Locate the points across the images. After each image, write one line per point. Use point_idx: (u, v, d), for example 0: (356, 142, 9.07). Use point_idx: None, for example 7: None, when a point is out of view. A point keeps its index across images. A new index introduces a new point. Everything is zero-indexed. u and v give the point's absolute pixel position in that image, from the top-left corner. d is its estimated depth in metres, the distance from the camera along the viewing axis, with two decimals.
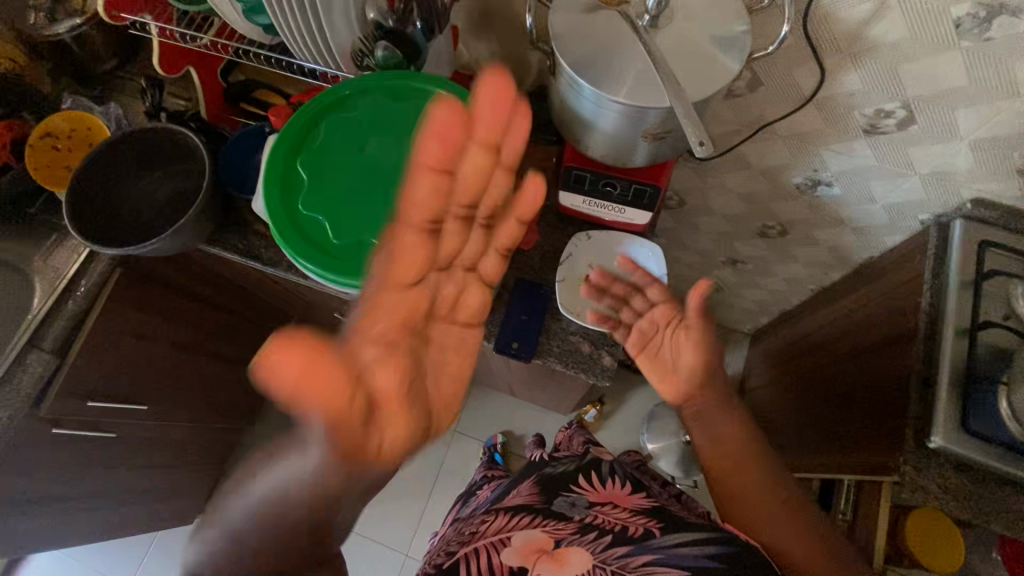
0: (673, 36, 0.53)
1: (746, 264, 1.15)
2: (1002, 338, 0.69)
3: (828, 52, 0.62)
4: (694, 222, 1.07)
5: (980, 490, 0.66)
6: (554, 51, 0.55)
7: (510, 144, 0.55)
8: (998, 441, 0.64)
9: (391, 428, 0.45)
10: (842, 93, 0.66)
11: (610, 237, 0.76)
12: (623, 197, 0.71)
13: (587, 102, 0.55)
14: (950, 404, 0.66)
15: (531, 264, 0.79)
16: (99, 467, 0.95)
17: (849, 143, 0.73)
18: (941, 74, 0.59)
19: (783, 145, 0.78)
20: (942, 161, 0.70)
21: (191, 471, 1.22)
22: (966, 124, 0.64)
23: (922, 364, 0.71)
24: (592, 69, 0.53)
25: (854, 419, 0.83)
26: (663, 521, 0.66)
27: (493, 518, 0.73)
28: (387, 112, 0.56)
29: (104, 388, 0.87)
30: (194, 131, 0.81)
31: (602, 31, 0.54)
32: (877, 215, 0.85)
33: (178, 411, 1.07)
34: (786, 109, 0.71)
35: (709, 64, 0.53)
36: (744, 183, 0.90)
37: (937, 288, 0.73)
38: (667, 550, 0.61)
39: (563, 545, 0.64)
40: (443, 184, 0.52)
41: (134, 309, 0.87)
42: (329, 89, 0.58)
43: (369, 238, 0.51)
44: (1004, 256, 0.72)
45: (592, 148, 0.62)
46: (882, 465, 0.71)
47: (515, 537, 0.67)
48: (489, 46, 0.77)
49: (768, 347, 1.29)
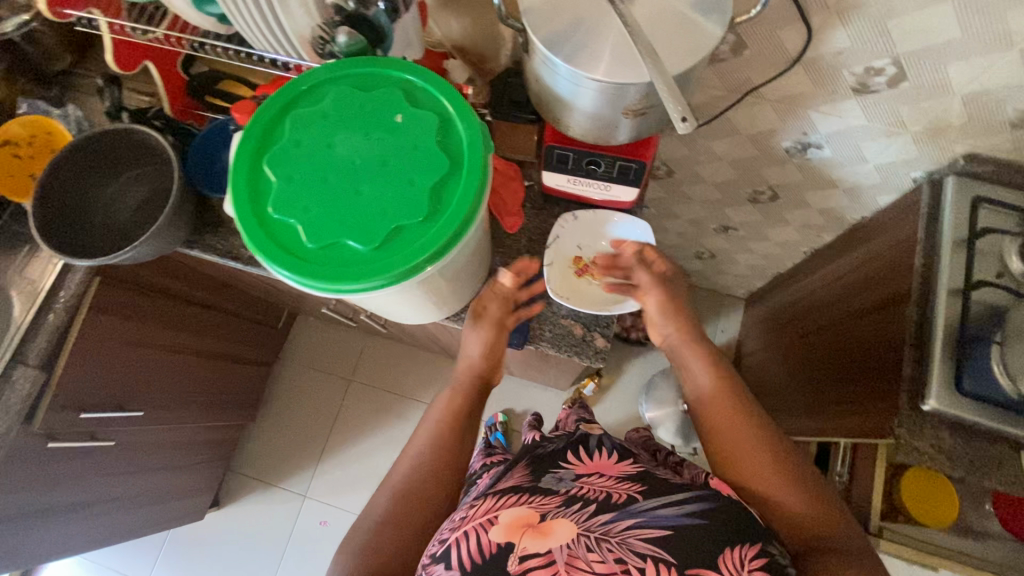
0: (650, 5, 0.50)
1: (737, 230, 1.13)
2: (995, 296, 0.68)
3: (814, 10, 0.59)
4: (683, 192, 1.05)
5: (974, 448, 0.66)
6: (526, 28, 0.51)
7: (486, 131, 0.53)
8: (992, 400, 0.64)
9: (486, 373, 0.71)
10: (830, 53, 0.63)
11: (597, 215, 0.74)
12: (608, 174, 0.69)
13: (564, 81, 0.52)
14: (943, 365, 0.66)
15: (519, 248, 0.78)
16: (102, 475, 0.96)
17: (840, 104, 0.71)
18: (932, 28, 0.56)
19: (771, 110, 0.76)
20: (933, 117, 0.68)
21: (196, 470, 1.22)
22: (958, 79, 0.62)
23: (915, 325, 0.70)
24: (566, 47, 0.50)
25: (849, 383, 0.83)
26: (646, 485, 0.59)
27: (480, 501, 0.61)
28: (354, 98, 0.52)
29: (98, 399, 0.87)
30: (160, 130, 0.78)
31: (574, 3, 0.51)
32: (868, 176, 0.83)
33: (176, 414, 1.07)
34: (772, 73, 0.69)
35: (689, 33, 0.50)
36: (732, 150, 0.87)
37: (931, 249, 0.72)
38: (649, 513, 0.55)
39: (549, 516, 0.55)
40: (417, 177, 0.50)
41: (119, 316, 0.85)
42: (291, 81, 0.54)
43: (341, 238, 0.48)
44: (997, 212, 0.71)
45: (572, 128, 0.59)
46: (877, 428, 0.71)
47: (501, 513, 0.57)
48: (460, 22, 0.74)
49: (763, 312, 1.29)
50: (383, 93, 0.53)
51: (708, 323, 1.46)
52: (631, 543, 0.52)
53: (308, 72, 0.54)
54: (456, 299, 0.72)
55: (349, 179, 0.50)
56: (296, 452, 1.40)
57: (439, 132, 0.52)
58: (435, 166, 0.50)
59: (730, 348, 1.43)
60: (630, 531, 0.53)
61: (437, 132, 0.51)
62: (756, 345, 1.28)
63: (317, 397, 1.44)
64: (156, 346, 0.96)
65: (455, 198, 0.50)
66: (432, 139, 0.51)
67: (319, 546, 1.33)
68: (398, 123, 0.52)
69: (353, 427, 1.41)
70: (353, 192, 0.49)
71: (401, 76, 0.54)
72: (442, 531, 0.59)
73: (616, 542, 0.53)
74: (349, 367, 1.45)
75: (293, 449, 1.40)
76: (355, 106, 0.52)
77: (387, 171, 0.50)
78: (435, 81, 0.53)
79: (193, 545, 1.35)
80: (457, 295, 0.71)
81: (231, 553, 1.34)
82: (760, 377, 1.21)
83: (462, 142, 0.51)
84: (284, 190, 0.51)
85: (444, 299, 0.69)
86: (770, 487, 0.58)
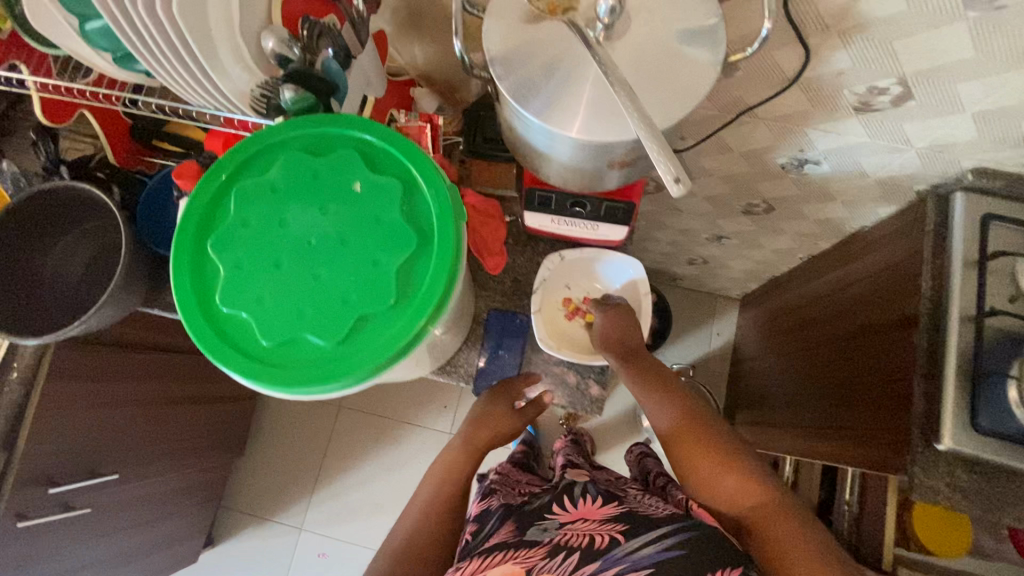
0: (633, 46, 0.44)
1: (731, 239, 1.09)
2: (1008, 323, 0.64)
3: (812, 31, 0.53)
4: (673, 204, 1.00)
5: (990, 484, 0.63)
6: (492, 77, 0.46)
7: (457, 195, 0.47)
8: (1008, 436, 0.61)
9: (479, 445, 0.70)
10: (830, 73, 0.58)
11: (585, 256, 0.69)
12: (595, 215, 0.64)
13: (540, 134, 0.47)
14: (957, 400, 0.63)
15: (503, 291, 0.73)
16: (82, 541, 0.91)
17: (839, 122, 0.66)
18: (943, 48, 0.51)
19: (766, 128, 0.70)
20: (941, 134, 0.63)
21: (185, 515, 1.18)
22: (969, 97, 0.57)
23: (925, 354, 0.67)
24: (540, 100, 0.44)
25: (854, 407, 0.79)
26: (629, 524, 0.57)
27: (467, 562, 0.60)
28: (306, 165, 0.46)
29: (68, 468, 0.82)
30: (104, 181, 0.72)
31: (547, 48, 0.45)
32: (869, 189, 0.78)
33: (156, 465, 1.02)
34: (767, 93, 0.63)
35: (678, 76, 0.44)
36: (725, 166, 0.82)
37: (938, 272, 0.68)
38: (631, 557, 0.52)
39: (534, 574, 0.54)
40: (382, 257, 0.44)
41: (82, 382, 0.80)
42: (235, 146, 0.48)
43: (301, 333, 0.43)
44: (1009, 230, 0.66)
45: (554, 177, 0.54)
46: (889, 463, 0.68)
47: (488, 574, 0.56)
48: (424, 49, 0.68)
49: (759, 316, 1.26)
50: (338, 158, 0.47)
51: (704, 326, 1.42)
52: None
53: (253, 136, 0.48)
54: (441, 353, 0.68)
55: (306, 262, 0.45)
56: (288, 484, 1.36)
57: (404, 201, 0.46)
58: (402, 242, 0.45)
59: (726, 351, 1.40)
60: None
61: (401, 201, 0.46)
62: (754, 350, 1.24)
63: (307, 426, 1.39)
64: (127, 402, 0.90)
65: (426, 278, 0.45)
66: (396, 211, 0.45)
67: None
68: (357, 193, 0.46)
69: (345, 455, 1.37)
70: (311, 278, 0.44)
71: (358, 136, 0.48)
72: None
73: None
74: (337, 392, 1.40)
75: (285, 481, 1.37)
76: (308, 174, 0.46)
77: (348, 251, 0.45)
78: (396, 140, 0.47)
79: None
80: (444, 349, 0.67)
81: None
82: (758, 384, 1.18)
83: (431, 210, 0.46)
84: (234, 277, 0.45)
85: (431, 356, 0.65)
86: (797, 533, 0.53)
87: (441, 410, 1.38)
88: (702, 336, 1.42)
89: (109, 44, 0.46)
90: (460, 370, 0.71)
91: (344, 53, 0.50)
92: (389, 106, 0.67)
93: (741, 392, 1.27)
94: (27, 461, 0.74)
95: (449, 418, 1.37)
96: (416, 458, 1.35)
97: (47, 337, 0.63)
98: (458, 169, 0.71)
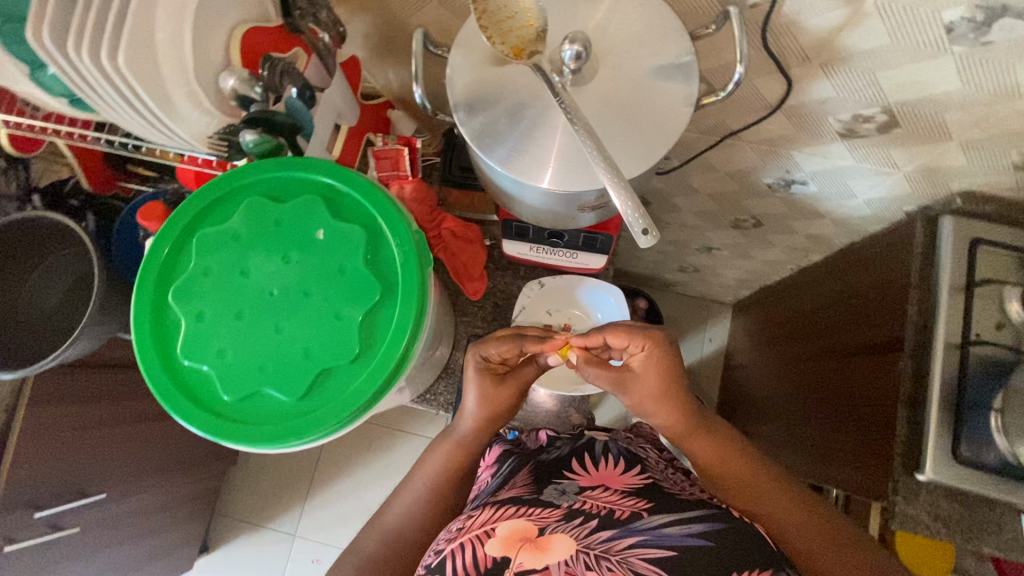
0: (601, 90, 0.43)
1: (721, 250, 1.08)
2: (994, 351, 0.62)
3: (793, 62, 0.51)
4: (662, 217, 0.99)
5: (971, 511, 0.63)
6: (456, 123, 0.44)
7: (421, 240, 0.46)
8: (989, 467, 0.60)
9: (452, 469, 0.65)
10: (814, 100, 0.56)
11: (564, 282, 0.69)
12: (573, 244, 0.63)
13: (508, 181, 0.46)
14: (940, 430, 0.62)
15: (483, 316, 0.72)
16: (73, 559, 0.92)
17: (825, 146, 0.64)
18: (928, 80, 0.49)
19: (751, 150, 0.69)
20: (928, 160, 0.62)
21: (176, 525, 1.19)
22: (957, 125, 0.55)
23: (910, 382, 0.65)
24: (503, 146, 0.44)
25: (839, 427, 0.79)
26: (652, 500, 0.55)
27: (479, 511, 0.56)
28: (270, 215, 0.45)
29: (54, 492, 0.81)
30: (77, 209, 0.73)
31: (511, 92, 0.44)
32: (858, 208, 0.77)
33: (145, 481, 1.03)
34: (750, 118, 0.61)
35: (650, 123, 0.43)
36: (712, 184, 0.81)
37: (925, 296, 0.66)
38: (653, 531, 0.49)
39: (547, 531, 0.50)
40: (344, 309, 0.43)
41: (67, 409, 0.79)
42: (195, 191, 0.47)
43: (262, 388, 0.43)
44: (996, 255, 0.65)
45: (530, 216, 0.53)
46: (874, 490, 0.67)
47: (498, 526, 0.52)
48: (398, 72, 0.67)
49: (751, 324, 1.24)
50: (300, 205, 0.45)
51: (696, 331, 1.42)
52: (632, 563, 0.46)
53: (210, 183, 0.47)
54: (417, 383, 0.67)
55: (266, 314, 0.44)
56: (282, 490, 1.38)
57: (368, 248, 0.45)
58: (365, 294, 0.44)
59: (718, 357, 1.39)
60: (631, 550, 0.47)
61: (365, 251, 0.45)
62: (745, 358, 1.23)
63: None
64: (114, 422, 0.90)
65: (390, 327, 0.44)
66: (359, 260, 0.44)
67: None
68: (319, 240, 0.45)
69: (337, 462, 1.38)
70: (273, 331, 0.43)
71: (320, 179, 0.46)
72: (437, 542, 0.54)
73: (616, 562, 0.47)
74: None
75: (279, 487, 1.38)
76: (269, 222, 0.45)
77: (309, 302, 0.44)
78: (359, 185, 0.46)
79: None
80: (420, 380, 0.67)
81: None
82: (747, 393, 1.18)
83: (397, 260, 0.45)
84: (194, 329, 0.44)
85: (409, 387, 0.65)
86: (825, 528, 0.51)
87: (433, 417, 1.39)
88: (694, 341, 1.41)
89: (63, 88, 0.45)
90: (439, 397, 0.71)
91: (309, 92, 0.49)
92: (367, 130, 0.65)
93: (731, 399, 1.27)
94: (12, 489, 0.73)
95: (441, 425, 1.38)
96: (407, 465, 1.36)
97: (18, 372, 0.61)
98: (437, 193, 0.70)
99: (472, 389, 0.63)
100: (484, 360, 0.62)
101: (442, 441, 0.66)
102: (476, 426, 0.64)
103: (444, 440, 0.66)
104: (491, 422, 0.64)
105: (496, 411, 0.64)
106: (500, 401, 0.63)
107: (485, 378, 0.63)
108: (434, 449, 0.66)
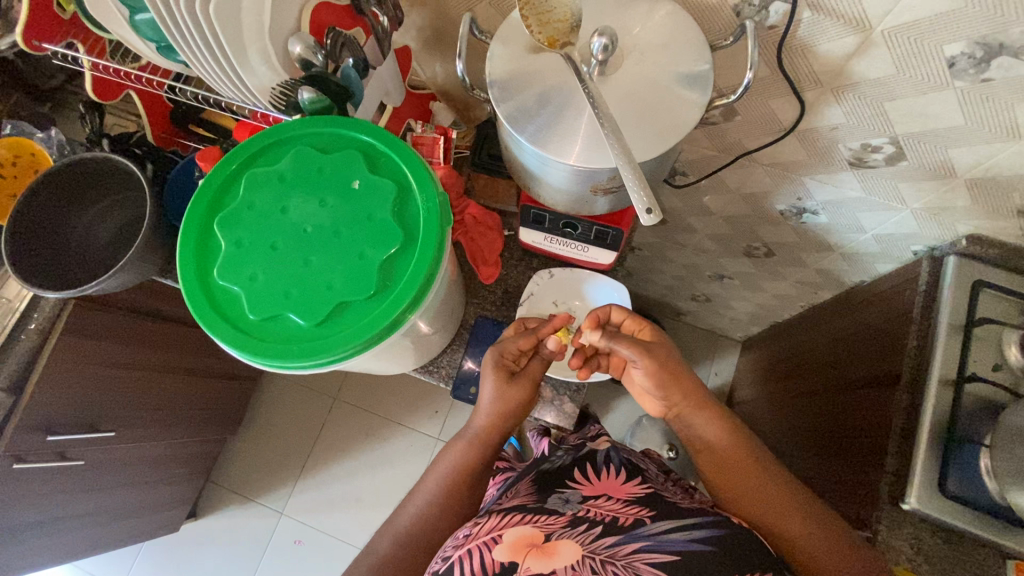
0: (623, 83, 0.48)
1: (733, 279, 1.10)
2: (989, 391, 0.62)
3: (807, 86, 0.56)
4: (677, 239, 1.03)
5: (956, 552, 0.61)
6: (490, 100, 0.49)
7: (444, 201, 0.52)
8: (978, 505, 0.58)
9: (452, 456, 0.66)
10: (825, 126, 0.60)
11: (573, 275, 0.73)
12: (584, 237, 0.67)
13: (532, 156, 0.50)
14: (928, 460, 0.61)
15: (494, 300, 0.76)
16: (72, 493, 0.95)
17: (835, 174, 0.67)
18: (934, 113, 0.53)
19: (765, 173, 0.73)
20: (934, 199, 0.65)
21: (168, 484, 1.22)
22: (961, 163, 0.58)
23: (903, 415, 0.65)
24: (532, 124, 0.48)
25: (834, 458, 0.78)
26: (655, 508, 0.58)
27: (485, 519, 0.60)
28: (319, 166, 0.51)
29: (71, 421, 0.85)
30: (141, 157, 0.77)
31: (544, 76, 0.49)
32: (868, 243, 0.80)
33: (152, 432, 1.06)
34: (765, 139, 0.65)
35: (663, 115, 0.47)
36: (726, 206, 0.85)
37: (925, 331, 0.66)
38: (656, 537, 0.53)
39: (553, 537, 0.54)
40: (369, 251, 0.49)
41: (104, 342, 0.84)
42: (249, 138, 0.53)
43: (284, 312, 0.48)
44: (1000, 299, 0.65)
45: (549, 198, 0.57)
46: (859, 519, 0.66)
47: (505, 533, 0.56)
48: (443, 66, 0.73)
49: (757, 360, 1.25)
50: (344, 156, 0.51)
51: (702, 364, 1.43)
52: (636, 567, 0.50)
53: (267, 129, 0.53)
54: (425, 352, 0.71)
55: (300, 248, 0.49)
56: (277, 467, 1.40)
57: (397, 203, 0.51)
58: (388, 240, 0.49)
59: (722, 392, 1.39)
60: (637, 555, 0.51)
61: (394, 203, 0.50)
62: (748, 392, 1.23)
63: (302, 414, 1.43)
64: (143, 366, 0.96)
65: (405, 274, 0.49)
66: (388, 210, 0.50)
67: (293, 565, 1.33)
68: (354, 189, 0.50)
69: (334, 446, 1.40)
70: (302, 262, 0.48)
71: (363, 138, 0.52)
72: (445, 548, 0.58)
73: (621, 565, 0.50)
74: (333, 385, 1.44)
75: (275, 464, 1.41)
76: (313, 168, 0.51)
77: (338, 241, 0.49)
78: (397, 146, 0.52)
79: (172, 553, 1.37)
80: (426, 349, 0.70)
81: (210, 564, 1.36)
82: (749, 427, 1.17)
83: (419, 216, 0.50)
84: (233, 254, 0.49)
85: (415, 354, 0.69)
86: (828, 531, 0.55)
87: (431, 415, 1.41)
88: (700, 373, 1.42)
89: (155, 35, 0.53)
90: (441, 370, 0.74)
91: (363, 64, 0.55)
92: (409, 115, 0.70)
93: None
94: (36, 410, 0.78)
95: (438, 423, 1.40)
96: (401, 458, 1.38)
97: (63, 291, 0.64)
98: (465, 180, 0.75)
99: (486, 378, 0.64)
100: (498, 352, 0.64)
101: (455, 442, 0.68)
102: (487, 427, 0.65)
103: (455, 440, 0.68)
104: (499, 418, 0.65)
105: (504, 412, 0.65)
106: (511, 395, 0.64)
107: (498, 367, 0.64)
108: (448, 447, 0.68)
